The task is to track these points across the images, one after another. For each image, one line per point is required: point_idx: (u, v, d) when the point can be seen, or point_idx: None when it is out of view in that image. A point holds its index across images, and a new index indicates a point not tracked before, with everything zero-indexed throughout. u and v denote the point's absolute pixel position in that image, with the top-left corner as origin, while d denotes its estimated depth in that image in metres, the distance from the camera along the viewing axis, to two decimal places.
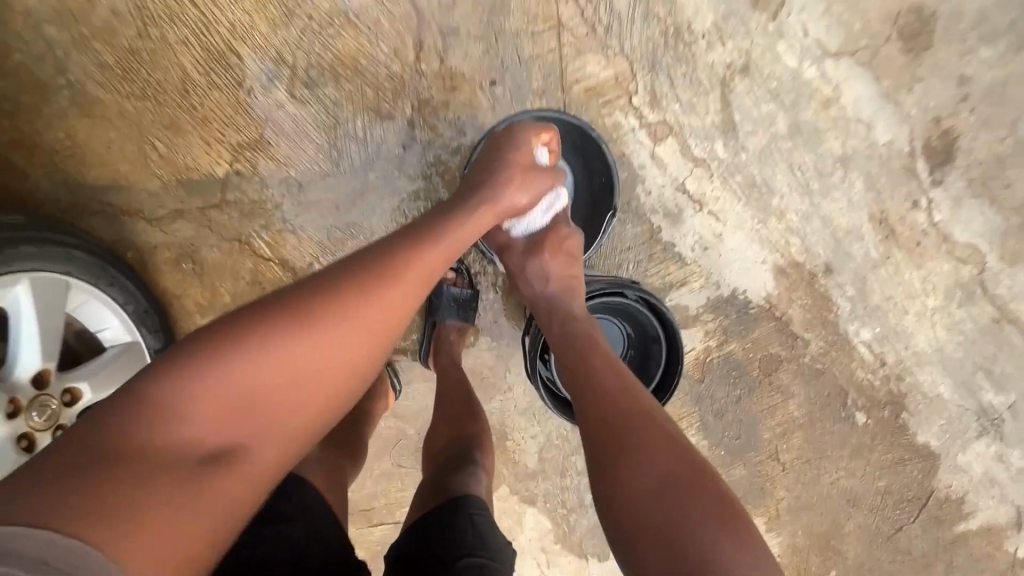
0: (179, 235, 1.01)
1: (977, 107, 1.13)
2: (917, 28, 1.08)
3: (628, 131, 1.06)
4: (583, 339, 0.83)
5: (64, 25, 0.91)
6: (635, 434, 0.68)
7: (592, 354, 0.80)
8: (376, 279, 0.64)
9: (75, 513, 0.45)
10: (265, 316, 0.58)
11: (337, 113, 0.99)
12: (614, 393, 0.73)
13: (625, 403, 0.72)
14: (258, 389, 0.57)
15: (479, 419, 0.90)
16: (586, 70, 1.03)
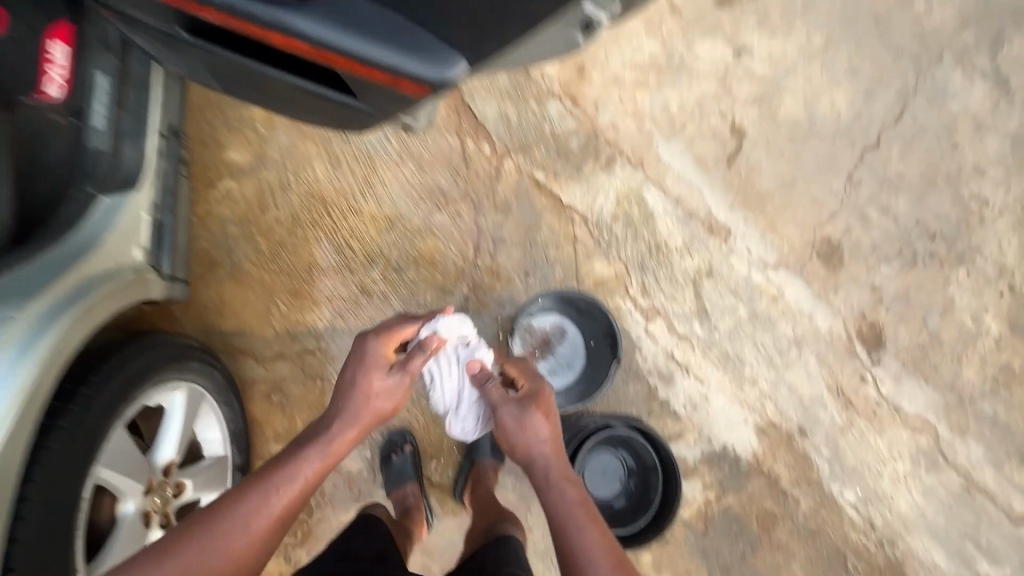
0: (276, 372, 1.29)
1: (891, 307, 1.49)
2: (831, 251, 1.50)
3: (626, 311, 1.41)
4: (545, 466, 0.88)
5: (241, 225, 1.34)
6: (580, 558, 0.77)
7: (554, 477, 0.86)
8: (264, 488, 0.81)
9: None
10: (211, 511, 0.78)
11: (414, 289, 1.36)
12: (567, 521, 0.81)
13: (577, 536, 0.79)
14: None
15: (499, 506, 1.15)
16: (594, 268, 1.42)
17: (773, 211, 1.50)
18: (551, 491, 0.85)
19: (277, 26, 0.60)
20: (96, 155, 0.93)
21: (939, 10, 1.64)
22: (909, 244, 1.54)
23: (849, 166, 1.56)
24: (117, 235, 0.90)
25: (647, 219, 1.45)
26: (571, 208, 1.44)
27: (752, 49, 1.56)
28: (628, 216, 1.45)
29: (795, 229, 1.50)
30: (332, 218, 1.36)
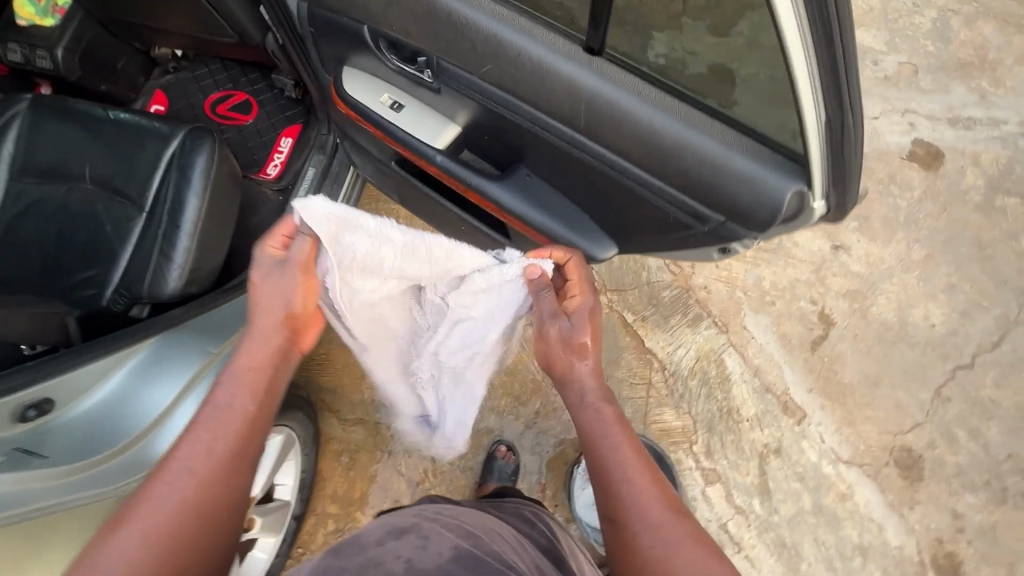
0: (352, 435, 1.39)
1: (973, 541, 1.40)
2: (910, 462, 1.46)
3: (686, 467, 1.43)
4: (587, 408, 0.83)
5: None
6: (625, 484, 0.75)
7: (595, 413, 0.81)
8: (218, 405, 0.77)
9: None
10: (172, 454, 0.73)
11: (491, 392, 1.44)
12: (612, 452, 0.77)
13: (619, 459, 0.77)
14: (146, 530, 0.67)
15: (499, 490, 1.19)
16: (663, 417, 1.47)
17: (853, 406, 1.51)
18: (591, 421, 0.81)
19: (476, 189, 0.80)
20: None
21: None
22: (999, 478, 1.46)
23: (939, 380, 1.55)
24: None
25: (722, 381, 1.50)
26: (651, 352, 1.52)
27: (850, 248, 1.67)
28: (705, 374, 1.51)
29: (873, 429, 1.49)
30: None
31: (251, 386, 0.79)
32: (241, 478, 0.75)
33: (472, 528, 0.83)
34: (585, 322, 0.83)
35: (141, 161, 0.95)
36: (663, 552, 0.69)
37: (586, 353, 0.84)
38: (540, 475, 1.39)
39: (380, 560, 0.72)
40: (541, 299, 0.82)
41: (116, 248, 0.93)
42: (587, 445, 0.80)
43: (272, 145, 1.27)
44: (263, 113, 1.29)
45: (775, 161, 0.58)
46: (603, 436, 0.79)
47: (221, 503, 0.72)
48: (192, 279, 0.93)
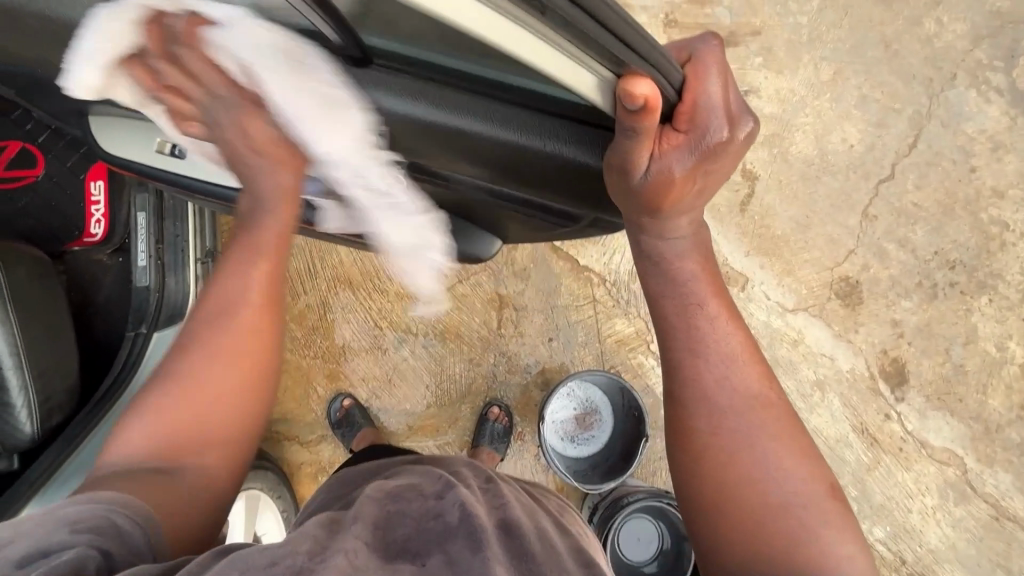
0: (320, 454, 1.35)
1: (913, 341, 1.50)
2: (850, 290, 1.51)
3: (650, 367, 1.43)
4: (710, 352, 0.68)
5: None
6: (771, 470, 0.63)
7: (709, 327, 0.68)
8: (236, 270, 0.72)
9: (173, 463, 0.64)
10: (187, 347, 0.70)
11: (445, 365, 1.40)
12: (720, 390, 0.66)
13: (766, 445, 0.64)
14: (183, 408, 0.67)
15: (705, 321, 0.69)
16: (615, 328, 1.44)
17: (790, 255, 1.52)
18: (704, 371, 0.67)
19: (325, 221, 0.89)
20: (143, 294, 1.01)
21: (950, 28, 1.59)
22: (928, 277, 1.53)
23: (865, 201, 1.55)
24: None
25: None
26: (589, 268, 1.44)
27: (759, 89, 1.58)
28: None
29: (812, 271, 1.51)
30: (359, 299, 1.41)
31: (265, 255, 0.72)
32: (262, 358, 0.71)
33: (507, 496, 0.74)
34: (718, 71, 0.59)
35: None
36: (803, 534, 0.59)
37: (635, 149, 0.58)
38: (516, 424, 1.38)
39: (440, 511, 0.64)
40: (630, 143, 0.57)
41: None
42: (697, 390, 0.67)
43: (82, 196, 1.05)
44: (53, 159, 1.06)
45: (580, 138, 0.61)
46: (727, 393, 0.66)
47: (249, 386, 0.70)
48: (49, 410, 0.81)
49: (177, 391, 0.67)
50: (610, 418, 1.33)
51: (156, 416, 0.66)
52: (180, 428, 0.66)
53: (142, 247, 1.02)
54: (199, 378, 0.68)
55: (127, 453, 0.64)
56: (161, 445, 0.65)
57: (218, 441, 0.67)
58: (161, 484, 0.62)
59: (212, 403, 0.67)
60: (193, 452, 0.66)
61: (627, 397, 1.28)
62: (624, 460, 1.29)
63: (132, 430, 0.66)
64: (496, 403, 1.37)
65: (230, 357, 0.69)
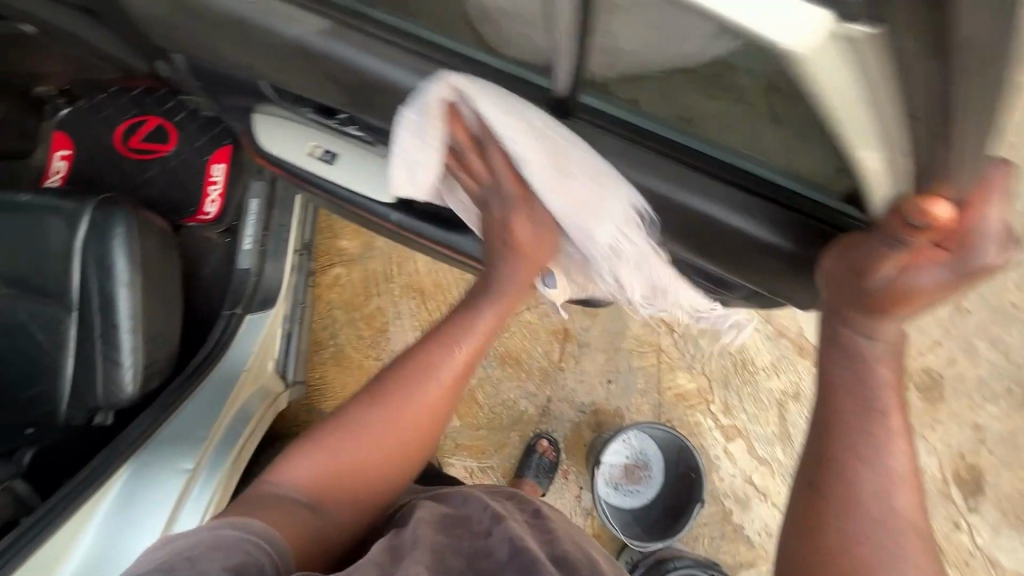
0: None
1: (994, 450, 1.40)
2: (930, 383, 1.43)
3: (707, 428, 1.39)
4: (867, 466, 0.61)
5: (346, 311, 1.44)
6: None
7: (882, 438, 0.61)
8: (427, 357, 0.81)
9: (322, 506, 0.73)
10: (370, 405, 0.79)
11: (500, 389, 1.40)
12: (876, 505, 0.60)
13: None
14: (346, 461, 0.76)
15: (879, 430, 0.61)
16: (677, 382, 1.41)
17: None
18: (862, 480, 0.60)
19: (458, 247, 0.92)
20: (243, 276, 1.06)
21: None
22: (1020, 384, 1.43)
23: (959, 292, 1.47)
24: (257, 356, 1.00)
25: None
26: (658, 316, 1.43)
27: None
28: None
29: None
30: (429, 309, 1.43)
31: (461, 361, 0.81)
32: (425, 442, 0.81)
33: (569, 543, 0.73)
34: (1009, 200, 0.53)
35: (55, 257, 0.82)
36: None
37: (891, 252, 0.54)
38: (562, 461, 1.37)
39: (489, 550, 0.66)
40: (882, 248, 0.55)
41: (55, 357, 0.83)
42: (848, 496, 0.60)
43: (203, 176, 1.12)
44: (184, 138, 1.13)
45: (767, 213, 0.64)
46: (879, 512, 0.60)
47: (400, 455, 0.79)
48: (150, 375, 0.85)
49: (345, 443, 0.77)
50: (661, 473, 1.30)
51: (325, 454, 0.76)
52: (337, 476, 0.75)
53: (248, 233, 1.07)
54: (365, 438, 0.77)
55: (287, 485, 0.73)
56: (321, 482, 0.75)
57: (353, 505, 0.75)
58: (302, 513, 0.70)
59: (370, 462, 0.77)
60: (341, 504, 0.75)
61: (685, 456, 1.25)
62: (672, 520, 1.25)
63: (298, 459, 0.76)
64: (546, 437, 1.36)
65: (401, 431, 0.79)
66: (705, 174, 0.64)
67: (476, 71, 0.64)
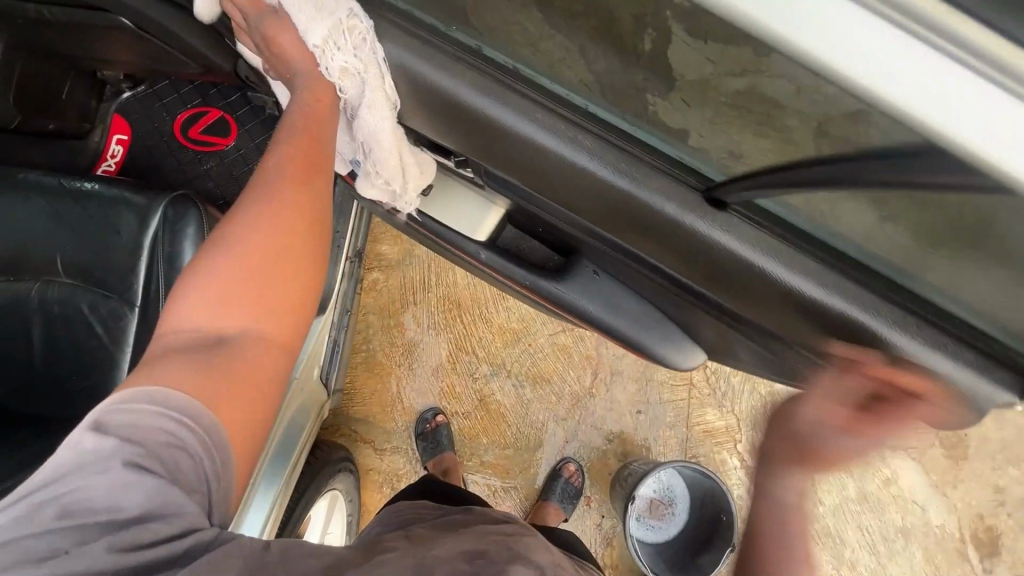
0: (390, 464, 1.37)
1: (1013, 513, 1.41)
2: (957, 441, 1.43)
3: (732, 467, 1.39)
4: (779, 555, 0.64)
5: (381, 317, 1.43)
6: None
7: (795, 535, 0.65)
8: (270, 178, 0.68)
9: (226, 352, 0.58)
10: (222, 237, 0.64)
11: (528, 409, 1.39)
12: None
13: None
14: (213, 293, 0.61)
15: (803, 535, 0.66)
16: (706, 418, 1.41)
17: None
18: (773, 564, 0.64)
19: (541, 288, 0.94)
20: None
21: None
22: None
23: None
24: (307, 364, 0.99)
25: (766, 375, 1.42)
26: None
27: None
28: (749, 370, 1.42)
29: None
30: (463, 322, 1.43)
31: (304, 154, 0.70)
32: (306, 226, 0.67)
33: None
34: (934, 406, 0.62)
35: (119, 249, 0.81)
36: None
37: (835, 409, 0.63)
38: (586, 488, 1.36)
39: None
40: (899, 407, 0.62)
41: (112, 352, 0.81)
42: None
43: None
44: (244, 134, 1.12)
45: (892, 317, 0.65)
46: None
47: (287, 248, 0.65)
48: None
49: (198, 288, 0.61)
50: (687, 508, 1.31)
51: (203, 304, 0.60)
52: (226, 307, 0.60)
53: None
54: (225, 264, 0.62)
55: (165, 371, 0.54)
56: (215, 307, 0.60)
57: (282, 331, 0.63)
58: (208, 350, 0.57)
59: (255, 278, 0.62)
60: (250, 338, 0.60)
61: (715, 496, 1.24)
62: (696, 556, 1.25)
63: (169, 349, 0.57)
64: (573, 462, 1.35)
65: (269, 231, 0.65)
66: (836, 271, 0.65)
67: (631, 150, 0.67)
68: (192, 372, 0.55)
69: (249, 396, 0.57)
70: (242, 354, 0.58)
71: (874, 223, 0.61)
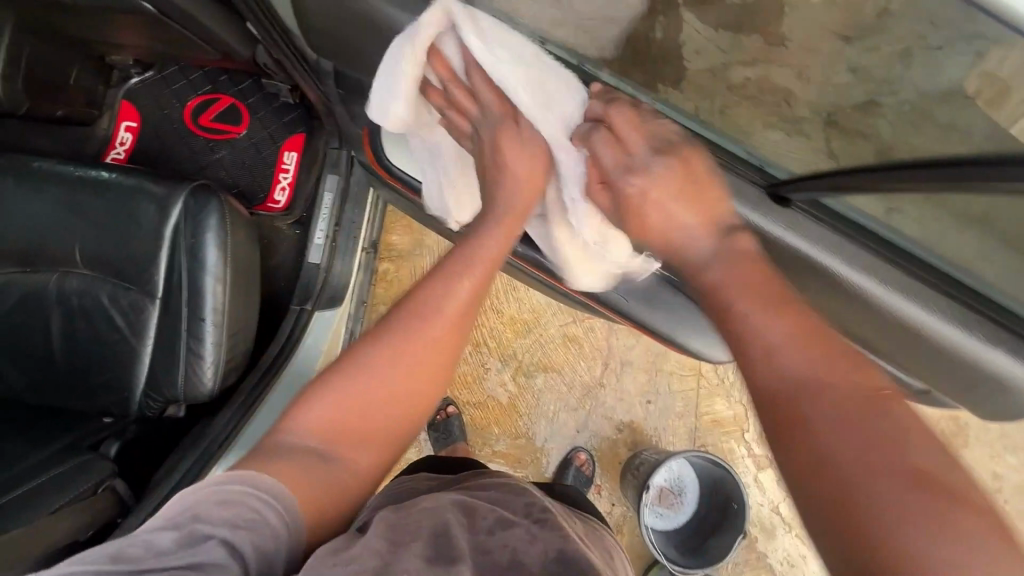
0: (403, 453, 1.38)
1: (1010, 500, 1.45)
2: (958, 430, 1.46)
3: (740, 455, 1.41)
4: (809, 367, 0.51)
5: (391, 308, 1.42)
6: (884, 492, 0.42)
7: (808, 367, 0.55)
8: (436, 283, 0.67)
9: (337, 466, 0.56)
10: (373, 341, 0.64)
11: (539, 399, 1.40)
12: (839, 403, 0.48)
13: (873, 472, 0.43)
14: (346, 401, 0.60)
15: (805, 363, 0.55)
16: (714, 408, 1.42)
17: None
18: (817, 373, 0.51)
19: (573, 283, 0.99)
20: (312, 271, 1.04)
21: None
22: None
23: None
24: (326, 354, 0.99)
25: None
26: None
27: None
28: None
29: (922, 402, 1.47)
30: None
31: (475, 278, 0.68)
32: (432, 382, 0.65)
33: None
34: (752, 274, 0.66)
35: (139, 240, 0.79)
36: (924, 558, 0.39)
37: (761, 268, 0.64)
38: (597, 477, 1.38)
39: None
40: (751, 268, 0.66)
41: (134, 344, 0.80)
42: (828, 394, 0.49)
43: (275, 163, 1.09)
44: (256, 121, 1.10)
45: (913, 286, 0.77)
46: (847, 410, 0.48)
47: (409, 406, 0.63)
48: (228, 371, 0.83)
49: (338, 383, 0.61)
50: (695, 495, 1.33)
51: (333, 401, 0.60)
52: (344, 422, 0.59)
53: (320, 228, 1.05)
54: (368, 372, 0.62)
55: (280, 456, 0.54)
56: (330, 432, 0.58)
57: (365, 466, 0.59)
58: (314, 467, 0.54)
59: (381, 403, 0.61)
60: (353, 464, 0.58)
61: (725, 485, 1.26)
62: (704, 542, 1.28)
63: (304, 413, 0.59)
64: (584, 451, 1.37)
65: (405, 365, 0.63)
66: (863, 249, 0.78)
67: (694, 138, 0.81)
68: (309, 445, 0.56)
69: (340, 499, 0.55)
70: (335, 464, 0.56)
71: (889, 214, 0.79)
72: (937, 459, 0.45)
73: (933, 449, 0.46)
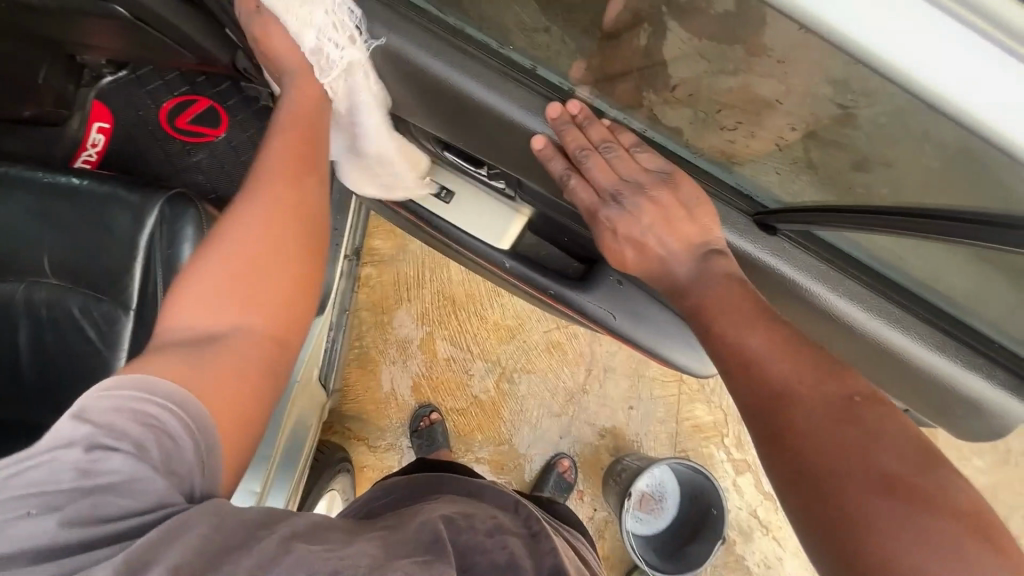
0: (385, 460, 1.36)
1: None
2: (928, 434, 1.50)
3: (719, 460, 1.43)
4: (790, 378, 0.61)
5: (373, 313, 1.41)
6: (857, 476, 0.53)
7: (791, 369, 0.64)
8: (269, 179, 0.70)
9: (225, 342, 0.58)
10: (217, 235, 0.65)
11: (522, 405, 1.40)
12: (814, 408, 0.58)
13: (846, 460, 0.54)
14: (208, 288, 0.61)
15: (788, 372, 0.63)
16: (694, 414, 1.44)
17: None
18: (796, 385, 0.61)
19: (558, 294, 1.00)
20: None
21: None
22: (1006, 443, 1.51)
23: None
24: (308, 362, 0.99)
25: None
26: None
27: None
28: None
29: None
30: (457, 318, 1.42)
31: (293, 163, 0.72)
32: (299, 233, 0.68)
33: None
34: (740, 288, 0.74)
35: (111, 249, 0.77)
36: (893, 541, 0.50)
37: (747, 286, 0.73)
38: (578, 482, 1.38)
39: None
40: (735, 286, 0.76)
41: (106, 357, 0.77)
42: (811, 400, 0.59)
43: (254, 168, 1.06)
44: (235, 124, 1.07)
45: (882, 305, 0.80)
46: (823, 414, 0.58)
47: (283, 261, 0.66)
48: None
49: (196, 287, 0.61)
50: (675, 500, 1.35)
51: (196, 297, 0.61)
52: (222, 302, 0.61)
53: None
54: (220, 258, 0.63)
55: (160, 363, 0.55)
56: (207, 314, 0.60)
57: (261, 333, 0.61)
58: (199, 354, 0.56)
59: (247, 268, 0.63)
60: (248, 334, 0.60)
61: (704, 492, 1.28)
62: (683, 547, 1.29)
63: (181, 326, 0.59)
64: (566, 457, 1.37)
65: (257, 232, 0.65)
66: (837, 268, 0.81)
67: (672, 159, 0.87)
68: (192, 349, 0.57)
69: (239, 376, 0.57)
70: (222, 346, 0.58)
71: (902, 250, 0.78)
72: (917, 464, 0.54)
73: (914, 456, 0.54)
